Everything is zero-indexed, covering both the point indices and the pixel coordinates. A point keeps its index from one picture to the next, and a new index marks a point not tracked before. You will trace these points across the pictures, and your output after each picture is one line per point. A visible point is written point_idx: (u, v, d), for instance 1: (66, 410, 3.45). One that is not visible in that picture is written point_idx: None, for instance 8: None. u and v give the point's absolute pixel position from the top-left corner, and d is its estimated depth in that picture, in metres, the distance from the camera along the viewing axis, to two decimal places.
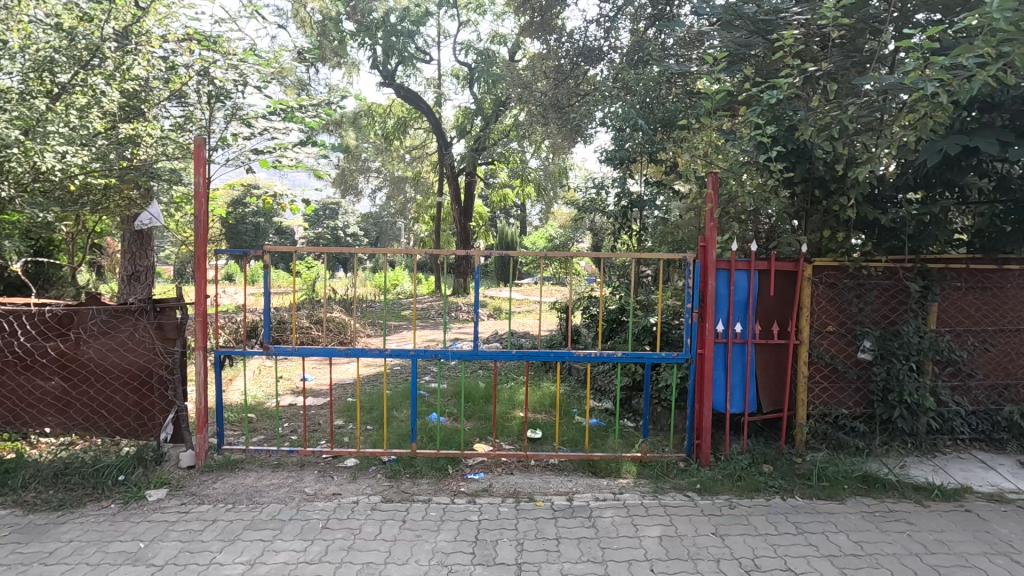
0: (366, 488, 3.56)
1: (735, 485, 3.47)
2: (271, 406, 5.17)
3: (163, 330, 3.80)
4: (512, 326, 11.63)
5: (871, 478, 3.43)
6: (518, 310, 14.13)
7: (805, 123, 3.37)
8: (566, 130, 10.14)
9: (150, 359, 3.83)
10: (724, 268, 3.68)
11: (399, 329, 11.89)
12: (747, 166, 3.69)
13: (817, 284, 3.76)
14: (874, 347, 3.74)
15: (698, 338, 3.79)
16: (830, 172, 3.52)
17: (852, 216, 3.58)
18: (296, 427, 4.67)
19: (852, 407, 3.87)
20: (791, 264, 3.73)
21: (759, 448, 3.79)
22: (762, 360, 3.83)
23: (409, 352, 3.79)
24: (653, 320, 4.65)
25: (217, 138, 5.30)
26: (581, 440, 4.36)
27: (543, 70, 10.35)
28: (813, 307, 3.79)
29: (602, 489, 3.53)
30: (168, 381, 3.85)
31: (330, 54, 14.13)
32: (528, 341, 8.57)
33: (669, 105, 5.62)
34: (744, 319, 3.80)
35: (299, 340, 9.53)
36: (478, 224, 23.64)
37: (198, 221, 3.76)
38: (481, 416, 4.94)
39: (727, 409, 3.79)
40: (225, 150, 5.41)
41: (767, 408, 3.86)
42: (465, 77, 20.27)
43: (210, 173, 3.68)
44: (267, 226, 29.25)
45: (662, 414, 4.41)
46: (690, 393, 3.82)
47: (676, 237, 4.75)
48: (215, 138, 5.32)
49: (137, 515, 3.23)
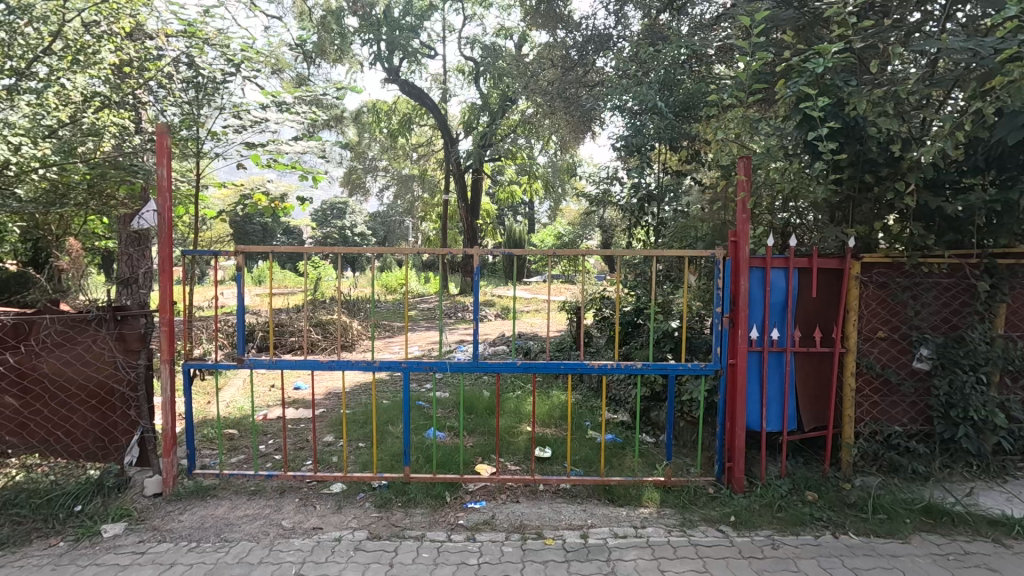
0: (351, 521, 3.12)
1: (775, 518, 3.01)
2: (255, 420, 4.77)
3: (125, 341, 3.39)
4: (521, 327, 11.19)
5: (937, 510, 2.95)
6: (527, 309, 13.72)
7: (856, 96, 2.89)
8: (575, 122, 9.69)
9: (109, 374, 3.39)
10: (758, 266, 3.25)
11: (404, 330, 11.51)
12: (786, 149, 3.22)
13: (865, 283, 3.30)
14: (933, 355, 3.26)
15: (729, 347, 3.37)
16: (883, 154, 3.03)
17: (910, 204, 3.09)
18: (279, 445, 4.25)
19: (907, 423, 3.38)
20: (835, 261, 3.27)
21: (800, 472, 3.32)
22: (802, 371, 3.37)
23: (401, 363, 3.35)
24: (674, 325, 4.20)
25: (209, 134, 5.15)
26: (595, 459, 3.91)
27: (550, 60, 9.88)
28: (861, 311, 3.31)
29: (621, 521, 3.07)
30: (131, 399, 3.42)
31: (332, 48, 13.77)
32: (536, 344, 8.13)
33: (690, 88, 5.13)
34: (781, 324, 3.36)
35: (298, 344, 9.15)
36: (486, 222, 23.23)
37: (160, 218, 3.34)
38: (485, 431, 4.50)
39: (763, 427, 3.32)
40: (221, 145, 5.28)
41: (809, 426, 3.39)
42: (471, 73, 19.86)
43: (174, 160, 3.26)
44: (274, 227, 28.98)
45: (687, 429, 3.94)
46: (720, 408, 3.40)
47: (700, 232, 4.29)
48: (206, 133, 5.16)
49: (87, 556, 2.81)
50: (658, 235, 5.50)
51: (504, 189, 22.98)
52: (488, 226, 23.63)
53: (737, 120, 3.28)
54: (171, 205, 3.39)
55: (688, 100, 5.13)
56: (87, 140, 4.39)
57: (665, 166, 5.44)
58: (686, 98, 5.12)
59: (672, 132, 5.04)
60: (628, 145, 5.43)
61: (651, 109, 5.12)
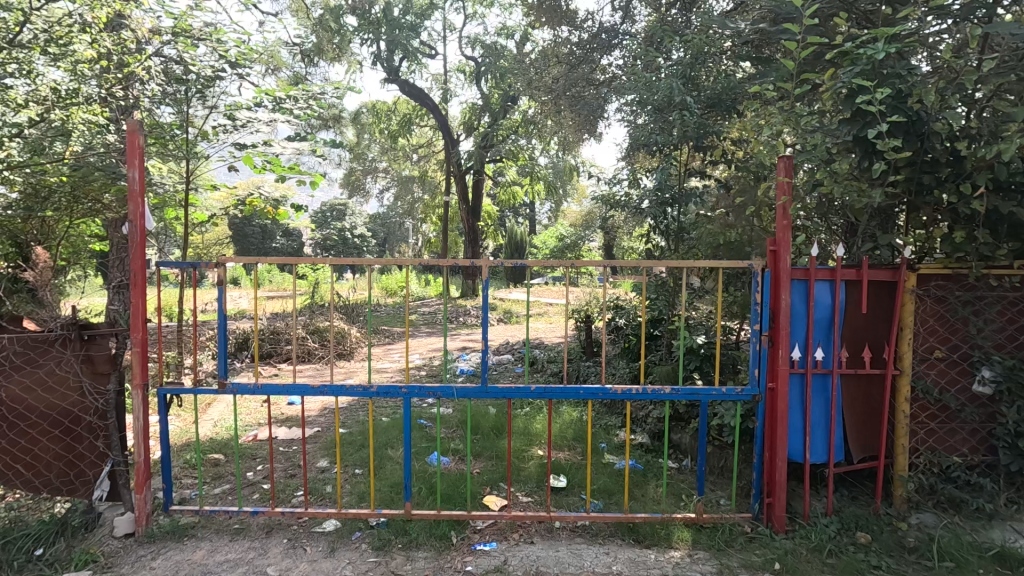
0: (345, 568, 2.77)
1: (825, 566, 2.66)
2: (245, 442, 4.41)
3: (93, 363, 3.04)
4: (525, 333, 10.83)
5: (1011, 557, 2.58)
6: (531, 314, 13.33)
7: (918, 88, 2.54)
8: (581, 122, 9.35)
9: (74, 401, 3.03)
10: (801, 279, 2.91)
11: (405, 337, 11.12)
12: (832, 149, 2.87)
13: (921, 298, 2.94)
14: (997, 378, 2.91)
15: (768, 368, 3.02)
16: (946, 153, 2.68)
17: (977, 210, 2.74)
18: (270, 472, 3.90)
19: (967, 454, 3.03)
20: (887, 272, 2.92)
21: (848, 509, 2.97)
22: (850, 395, 3.01)
23: (401, 389, 3.01)
24: (700, 340, 3.86)
25: (200, 133, 4.99)
26: (615, 489, 3.56)
27: (555, 58, 9.55)
28: (917, 328, 2.96)
29: (650, 568, 2.72)
30: (100, 428, 3.06)
31: (331, 47, 13.40)
32: (543, 352, 7.77)
33: (710, 85, 4.79)
34: (827, 342, 3.00)
35: (294, 352, 8.77)
36: (489, 224, 22.71)
37: (132, 226, 2.98)
38: (493, 454, 4.15)
39: (807, 459, 2.97)
40: (215, 146, 5.08)
41: (857, 457, 3.03)
42: (472, 72, 19.53)
43: (146, 161, 2.91)
44: (273, 229, 28.59)
45: (716, 455, 3.59)
46: (758, 436, 3.05)
47: (727, 240, 3.95)
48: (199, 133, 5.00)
49: None
50: (677, 239, 5.14)
51: (506, 190, 22.62)
52: (490, 228, 23.24)
53: (780, 114, 2.92)
54: (144, 211, 3.03)
55: (716, 95, 4.75)
56: (56, 141, 4.00)
57: (687, 166, 5.06)
58: (714, 93, 4.73)
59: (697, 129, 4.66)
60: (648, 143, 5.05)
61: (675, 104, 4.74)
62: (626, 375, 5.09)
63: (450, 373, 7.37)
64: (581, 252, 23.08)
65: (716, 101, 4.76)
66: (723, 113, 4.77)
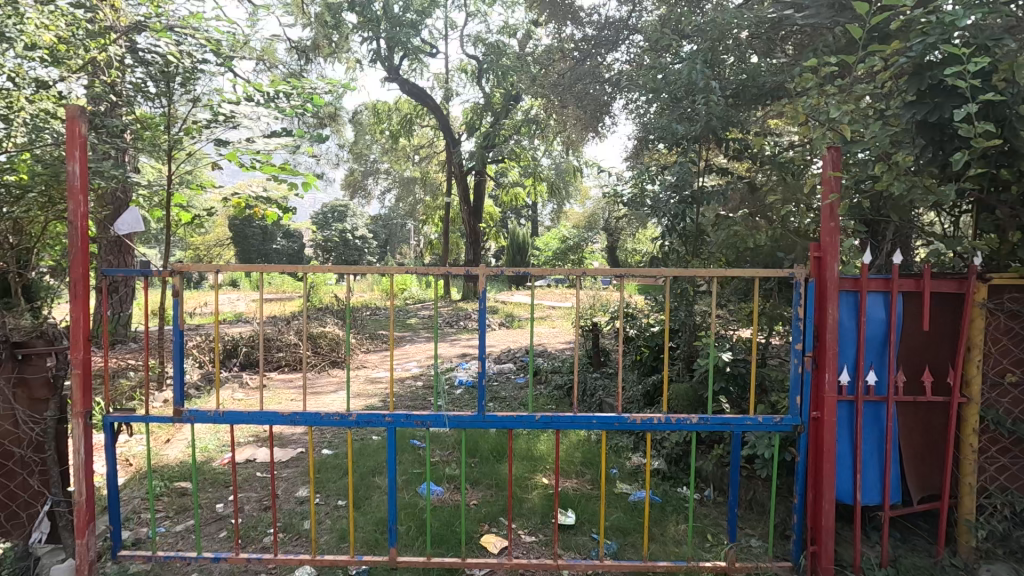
0: None
1: None
2: (220, 466, 4.00)
3: (28, 388, 2.64)
4: (528, 338, 10.42)
5: None
6: (533, 317, 12.97)
7: (1003, 63, 2.10)
8: (586, 119, 8.94)
9: (5, 431, 2.63)
10: (851, 290, 2.49)
11: (403, 342, 10.74)
12: (893, 139, 2.43)
13: (992, 312, 2.52)
14: None
15: (812, 394, 2.60)
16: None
17: None
18: (243, 503, 3.49)
19: None
20: (952, 283, 2.50)
21: (906, 559, 2.53)
22: (907, 425, 2.59)
23: (384, 418, 2.62)
24: (725, 356, 3.44)
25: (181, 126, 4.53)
26: (630, 526, 3.13)
27: (559, 53, 9.15)
28: (986, 348, 2.53)
29: None
30: (35, 462, 2.66)
31: (329, 43, 13.02)
32: (547, 360, 7.36)
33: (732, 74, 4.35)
34: (880, 364, 2.58)
35: (286, 360, 8.36)
36: (490, 224, 22.13)
37: (71, 228, 2.56)
38: (492, 482, 3.73)
39: (859, 500, 2.54)
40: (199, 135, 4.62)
41: (916, 497, 2.60)
42: (474, 71, 19.14)
43: (89, 151, 2.50)
44: (273, 231, 28.23)
45: (745, 488, 3.16)
46: (800, 473, 2.63)
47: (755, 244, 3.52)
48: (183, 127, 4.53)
49: None
50: (697, 245, 4.59)
51: (508, 190, 22.23)
52: (492, 229, 22.85)
53: (831, 95, 2.49)
54: (87, 210, 2.62)
55: (740, 84, 4.14)
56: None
57: (708, 162, 4.55)
58: (738, 82, 4.14)
59: (723, 122, 4.11)
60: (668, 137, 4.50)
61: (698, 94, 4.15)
62: (638, 390, 4.66)
63: (448, 384, 6.94)
64: (583, 254, 22.76)
65: (739, 92, 4.17)
66: (749, 104, 4.19)
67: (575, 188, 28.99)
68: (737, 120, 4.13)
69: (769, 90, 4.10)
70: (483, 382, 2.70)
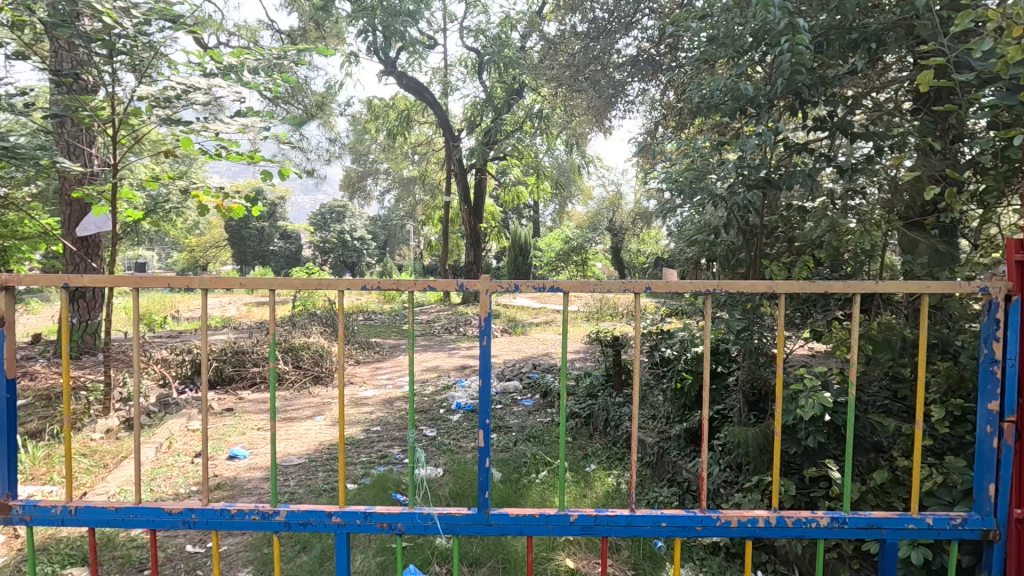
0: None
1: None
2: (135, 540, 3.01)
3: None
4: (533, 348, 9.42)
5: None
6: (538, 323, 11.97)
7: None
8: (599, 105, 7.92)
9: None
10: None
11: (397, 353, 9.76)
12: None
13: None
14: None
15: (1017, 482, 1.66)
16: None
17: None
18: None
19: None
20: None
21: None
22: None
23: (329, 515, 1.73)
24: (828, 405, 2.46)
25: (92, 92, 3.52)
26: None
27: (569, 32, 8.15)
28: None
29: None
30: None
31: (319, 30, 12.04)
32: (559, 379, 6.35)
33: None
34: None
35: (262, 376, 7.36)
36: (489, 224, 21.01)
37: None
38: (499, 566, 2.75)
39: None
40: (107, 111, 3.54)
41: None
42: (473, 65, 18.18)
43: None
44: (270, 232, 27.20)
45: None
46: None
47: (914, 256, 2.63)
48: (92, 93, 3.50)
49: None
50: (764, 249, 3.50)
51: (510, 189, 21.25)
52: (493, 229, 21.86)
53: None
54: None
55: (831, 26, 2.85)
56: None
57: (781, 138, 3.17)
58: (827, 22, 2.86)
59: (815, 80, 2.86)
60: (732, 100, 3.16)
61: (782, 37, 2.84)
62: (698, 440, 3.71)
63: (444, 407, 5.96)
64: (588, 254, 21.80)
65: (828, 40, 2.90)
66: (840, 57, 2.92)
67: (576, 188, 28.00)
68: (830, 78, 2.90)
69: (880, 33, 2.81)
70: (482, 460, 1.78)
